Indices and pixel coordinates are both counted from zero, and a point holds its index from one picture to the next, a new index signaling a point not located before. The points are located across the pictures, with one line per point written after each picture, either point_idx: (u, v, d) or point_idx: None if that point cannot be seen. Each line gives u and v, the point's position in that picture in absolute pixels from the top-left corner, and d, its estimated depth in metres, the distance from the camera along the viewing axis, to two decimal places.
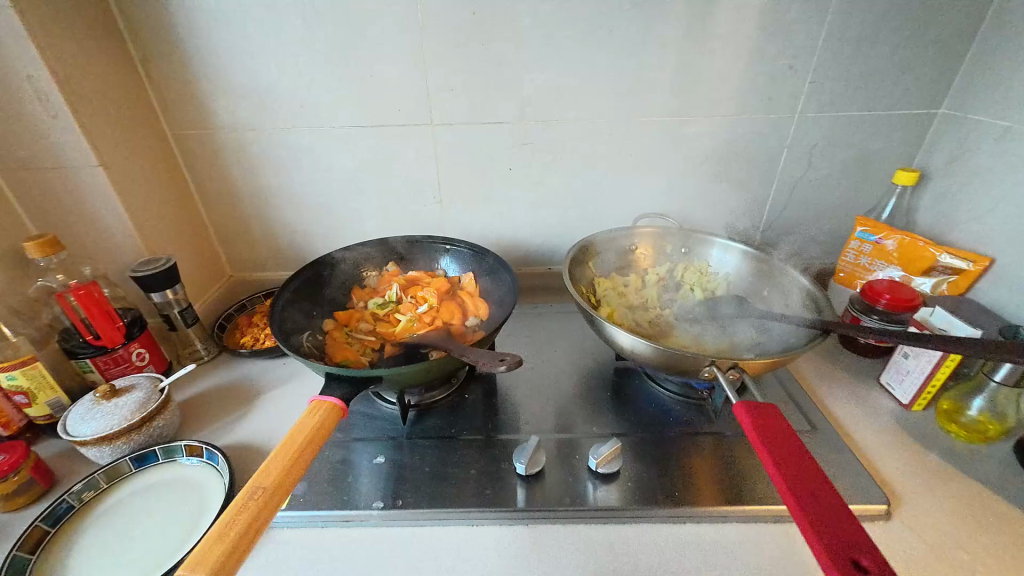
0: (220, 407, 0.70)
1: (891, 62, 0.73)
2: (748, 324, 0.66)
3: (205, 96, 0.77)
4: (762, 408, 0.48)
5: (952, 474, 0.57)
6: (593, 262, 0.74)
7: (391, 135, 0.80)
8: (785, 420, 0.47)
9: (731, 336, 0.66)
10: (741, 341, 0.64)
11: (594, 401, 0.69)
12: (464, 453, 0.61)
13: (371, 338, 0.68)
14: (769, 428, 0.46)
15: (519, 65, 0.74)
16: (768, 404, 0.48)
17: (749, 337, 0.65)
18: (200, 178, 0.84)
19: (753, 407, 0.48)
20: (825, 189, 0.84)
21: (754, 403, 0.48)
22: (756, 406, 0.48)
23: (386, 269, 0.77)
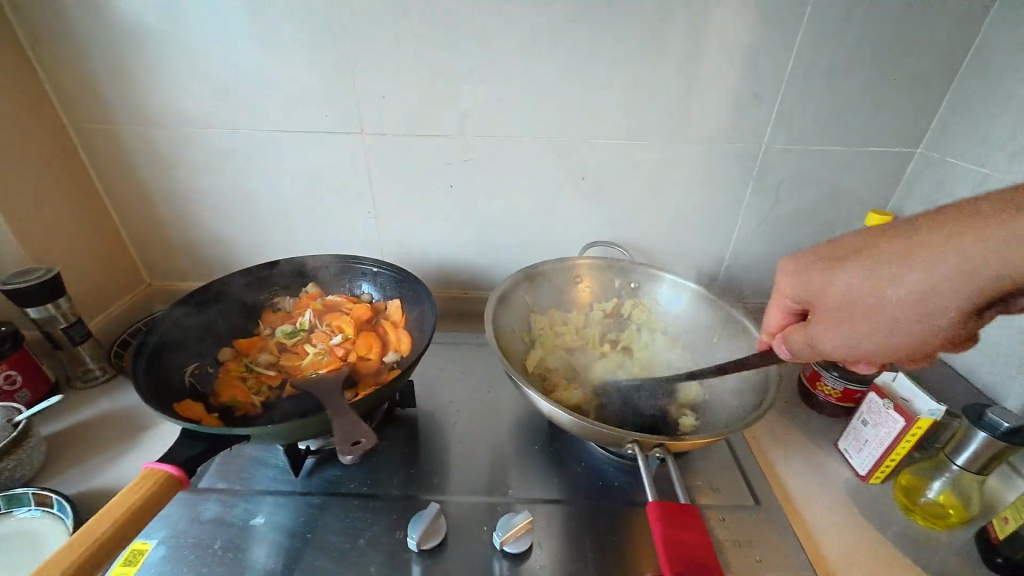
0: (98, 443, 0.61)
1: (866, 95, 0.67)
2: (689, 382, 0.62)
3: (107, 88, 0.69)
4: (681, 515, 0.41)
5: (909, 567, 0.50)
6: (531, 298, 0.68)
7: (320, 142, 0.72)
8: (703, 537, 0.40)
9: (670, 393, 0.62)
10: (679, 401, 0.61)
11: (522, 453, 0.62)
12: (357, 516, 0.52)
13: (269, 372, 0.60)
14: (676, 543, 0.39)
15: (459, 73, 0.67)
16: (690, 512, 0.42)
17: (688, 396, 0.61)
18: (106, 177, 0.76)
19: (668, 510, 0.41)
20: (794, 226, 0.78)
21: (675, 507, 0.42)
22: (675, 510, 0.41)
23: (304, 291, 0.69)
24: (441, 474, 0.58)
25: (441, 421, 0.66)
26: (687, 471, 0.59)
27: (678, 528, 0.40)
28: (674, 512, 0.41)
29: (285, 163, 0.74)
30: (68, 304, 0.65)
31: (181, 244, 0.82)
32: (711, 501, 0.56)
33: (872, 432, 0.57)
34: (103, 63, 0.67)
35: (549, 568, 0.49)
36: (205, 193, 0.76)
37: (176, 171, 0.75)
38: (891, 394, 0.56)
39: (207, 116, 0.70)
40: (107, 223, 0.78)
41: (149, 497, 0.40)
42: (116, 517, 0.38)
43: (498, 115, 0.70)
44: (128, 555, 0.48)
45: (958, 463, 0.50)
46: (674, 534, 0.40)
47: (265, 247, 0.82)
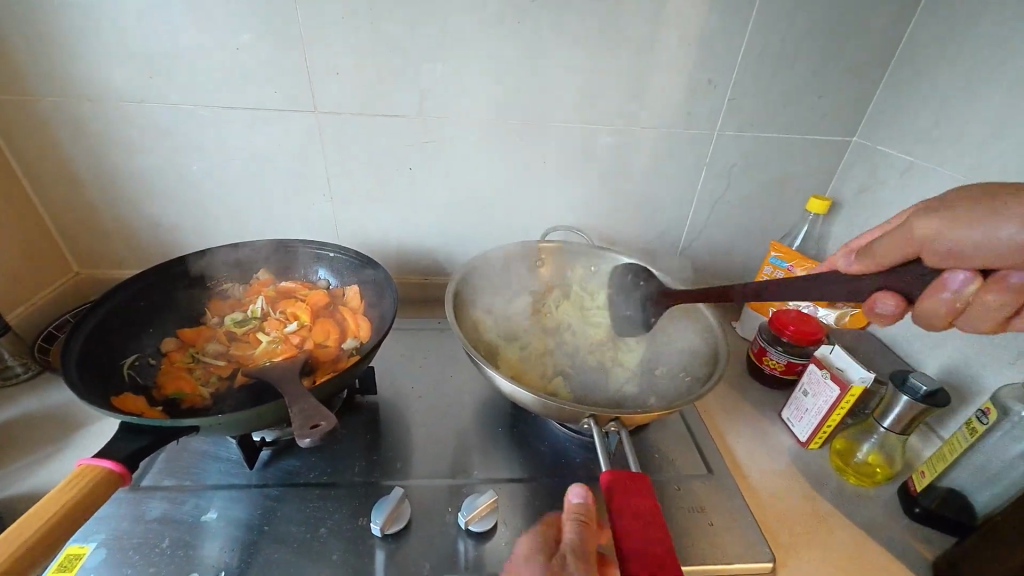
0: (23, 445, 0.56)
1: (808, 86, 0.71)
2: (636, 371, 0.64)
3: (16, 53, 0.61)
4: (633, 483, 0.43)
5: (843, 521, 0.55)
6: (493, 282, 0.68)
7: (269, 120, 0.68)
8: (653, 500, 0.42)
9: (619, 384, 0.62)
10: (628, 391, 0.62)
11: (487, 436, 0.62)
12: (317, 505, 0.51)
13: (218, 362, 0.57)
14: (629, 509, 0.41)
15: (417, 51, 0.65)
16: (641, 479, 0.43)
17: (635, 386, 0.62)
18: (22, 155, 0.68)
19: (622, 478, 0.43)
20: (744, 211, 0.81)
21: (627, 476, 0.43)
22: (628, 478, 0.43)
23: (255, 278, 0.66)
24: (404, 460, 0.58)
25: (403, 407, 0.65)
26: (645, 446, 0.61)
27: (631, 495, 0.42)
28: (627, 482, 0.43)
29: (231, 142, 0.69)
30: None
31: (113, 229, 0.75)
32: (668, 471, 0.58)
33: (811, 402, 0.62)
34: (10, 24, 0.60)
35: (514, 543, 0.50)
36: (140, 172, 0.71)
37: (104, 148, 0.68)
38: (829, 365, 0.60)
39: (139, 89, 0.65)
40: (25, 205, 0.70)
41: (86, 491, 0.37)
42: (51, 515, 0.35)
43: (456, 97, 0.69)
44: (61, 561, 0.44)
45: (884, 425, 0.56)
46: (627, 502, 0.41)
47: (209, 232, 0.77)
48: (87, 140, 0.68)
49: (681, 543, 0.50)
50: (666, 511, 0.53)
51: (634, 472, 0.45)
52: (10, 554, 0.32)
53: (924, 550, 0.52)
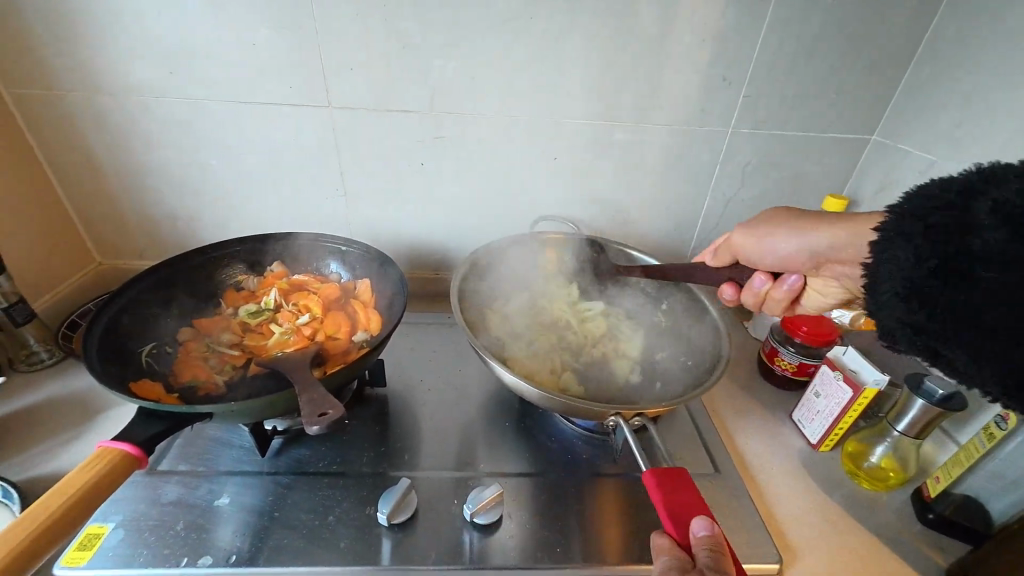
0: (48, 428, 0.58)
1: (826, 83, 0.69)
2: (638, 364, 0.64)
3: (43, 49, 0.63)
4: (674, 479, 0.42)
5: (852, 525, 0.54)
6: (501, 277, 0.69)
7: (283, 115, 0.69)
8: (699, 495, 0.41)
9: (621, 376, 0.63)
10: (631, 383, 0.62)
11: (494, 430, 0.63)
12: (326, 494, 0.52)
13: (232, 352, 0.59)
14: (679, 507, 0.40)
15: (429, 47, 0.65)
16: (680, 473, 0.43)
17: (638, 378, 0.63)
18: (49, 149, 0.70)
19: (662, 477, 0.43)
20: (758, 210, 0.80)
21: (667, 473, 0.43)
22: (668, 475, 0.43)
23: (269, 270, 0.67)
24: (412, 452, 0.58)
25: (411, 400, 0.66)
26: (652, 444, 0.61)
27: (677, 492, 0.41)
28: (669, 479, 0.43)
29: (248, 137, 0.71)
30: (8, 282, 0.61)
31: (134, 220, 0.77)
32: None
33: (823, 403, 0.61)
34: (39, 22, 0.61)
35: (519, 537, 0.50)
36: (160, 166, 0.72)
37: (126, 142, 0.70)
38: (841, 367, 0.59)
39: (159, 84, 0.66)
40: (51, 198, 0.73)
41: (114, 464, 0.39)
42: (80, 486, 0.37)
43: (468, 94, 0.69)
44: (83, 539, 0.46)
45: (898, 430, 0.54)
46: (675, 498, 0.41)
47: (225, 225, 0.78)
48: (109, 134, 0.70)
49: None
50: None
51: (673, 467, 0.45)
52: (42, 526, 0.34)
53: (938, 557, 0.51)
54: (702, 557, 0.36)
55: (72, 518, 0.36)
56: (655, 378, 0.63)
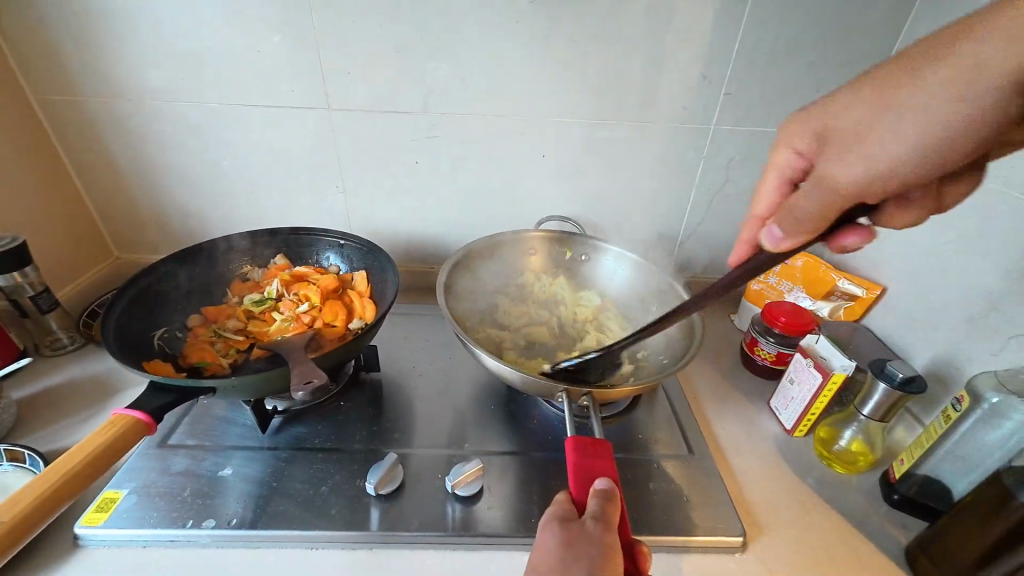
0: (70, 406, 0.64)
1: (804, 82, 0.72)
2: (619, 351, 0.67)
3: (69, 57, 0.68)
4: (592, 445, 0.46)
5: (820, 505, 0.56)
6: (489, 268, 0.72)
7: (286, 117, 0.74)
8: (612, 461, 0.45)
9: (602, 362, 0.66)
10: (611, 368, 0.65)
11: (480, 413, 0.66)
12: (320, 467, 0.56)
13: (237, 337, 0.63)
14: (587, 468, 0.44)
15: (422, 51, 0.69)
16: (601, 443, 0.46)
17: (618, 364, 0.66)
18: (73, 149, 0.76)
19: (584, 443, 0.46)
20: (742, 204, 0.83)
21: (589, 441, 0.46)
22: (589, 442, 0.46)
23: (272, 262, 0.71)
24: (403, 431, 0.62)
25: (405, 385, 0.70)
26: (630, 428, 0.64)
27: (590, 457, 0.45)
28: (588, 446, 0.46)
29: (254, 137, 0.75)
30: (35, 272, 0.66)
31: (149, 217, 0.82)
32: (650, 452, 0.61)
33: (796, 390, 0.63)
34: (65, 32, 0.67)
35: (498, 508, 0.53)
36: (173, 165, 0.77)
37: (142, 143, 0.75)
38: (813, 354, 0.61)
39: (173, 89, 0.71)
40: (74, 196, 0.78)
41: (125, 428, 0.43)
42: (97, 446, 0.42)
43: (459, 94, 0.72)
44: (100, 502, 0.50)
45: (864, 413, 0.57)
46: (587, 461, 0.45)
47: (233, 222, 0.83)
48: (127, 136, 0.75)
49: (657, 515, 0.53)
50: (645, 486, 0.57)
51: (597, 438, 0.48)
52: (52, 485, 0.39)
53: (900, 535, 0.53)
54: (594, 506, 0.40)
55: (85, 475, 0.40)
56: (634, 363, 0.66)
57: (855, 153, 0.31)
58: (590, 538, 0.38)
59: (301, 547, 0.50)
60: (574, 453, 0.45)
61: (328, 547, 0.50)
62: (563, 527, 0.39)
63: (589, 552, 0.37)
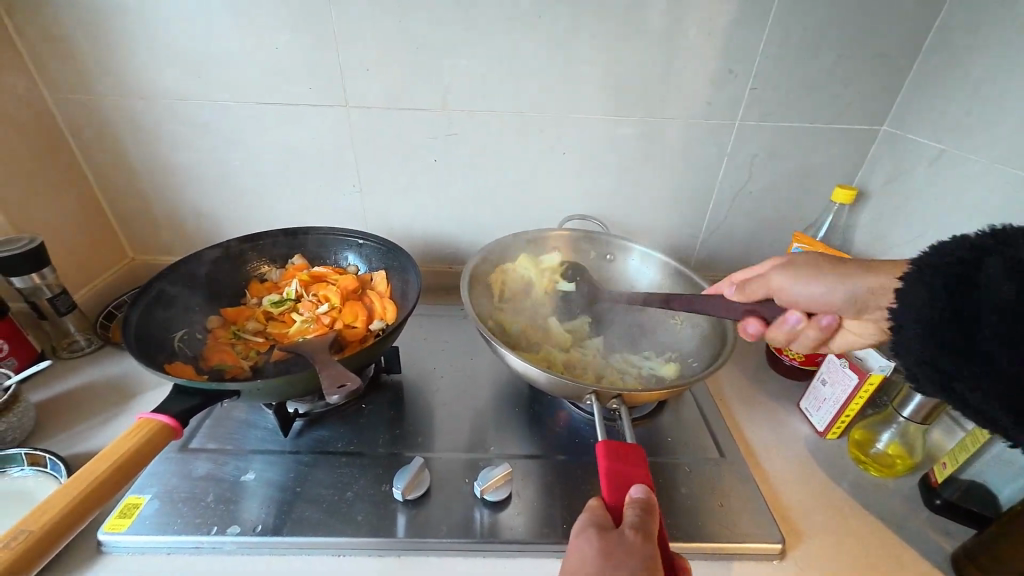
0: (89, 408, 0.63)
1: (832, 75, 0.70)
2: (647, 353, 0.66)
3: (85, 57, 0.68)
4: (624, 450, 0.43)
5: (858, 510, 0.55)
6: (510, 269, 0.70)
7: (303, 116, 0.73)
8: (645, 467, 0.43)
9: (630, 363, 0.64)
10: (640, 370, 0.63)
11: (503, 415, 0.65)
12: (343, 471, 0.55)
13: (258, 339, 0.62)
14: (619, 475, 0.42)
15: (440, 47, 0.68)
16: (633, 447, 0.44)
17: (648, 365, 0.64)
18: (90, 150, 0.75)
19: (614, 447, 0.44)
20: (766, 201, 0.81)
21: (620, 445, 0.44)
22: (619, 446, 0.44)
23: (291, 263, 0.70)
24: (425, 434, 0.61)
25: (425, 387, 0.69)
26: (658, 430, 0.63)
27: (622, 462, 0.42)
28: (619, 450, 0.43)
29: (269, 136, 0.74)
30: (53, 274, 0.65)
31: (164, 218, 0.82)
32: (679, 455, 0.60)
33: (829, 391, 0.62)
34: (80, 31, 0.66)
35: (527, 514, 0.52)
36: (189, 166, 0.77)
37: (158, 143, 0.75)
38: (848, 354, 0.60)
39: (187, 88, 0.70)
40: (91, 197, 0.78)
41: (148, 433, 0.42)
42: (123, 452, 0.40)
43: (477, 91, 0.71)
44: (123, 508, 0.49)
45: (904, 415, 0.55)
46: (620, 467, 0.42)
47: (247, 222, 0.82)
48: (142, 136, 0.74)
49: (690, 521, 0.52)
50: (676, 490, 0.55)
51: (629, 442, 0.45)
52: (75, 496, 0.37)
53: (944, 541, 0.51)
54: (631, 516, 0.38)
55: (109, 484, 0.39)
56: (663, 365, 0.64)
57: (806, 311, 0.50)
58: (631, 547, 0.36)
59: (328, 554, 0.48)
60: (606, 458, 0.43)
61: (354, 554, 0.49)
62: (599, 535, 0.38)
63: (630, 564, 0.35)
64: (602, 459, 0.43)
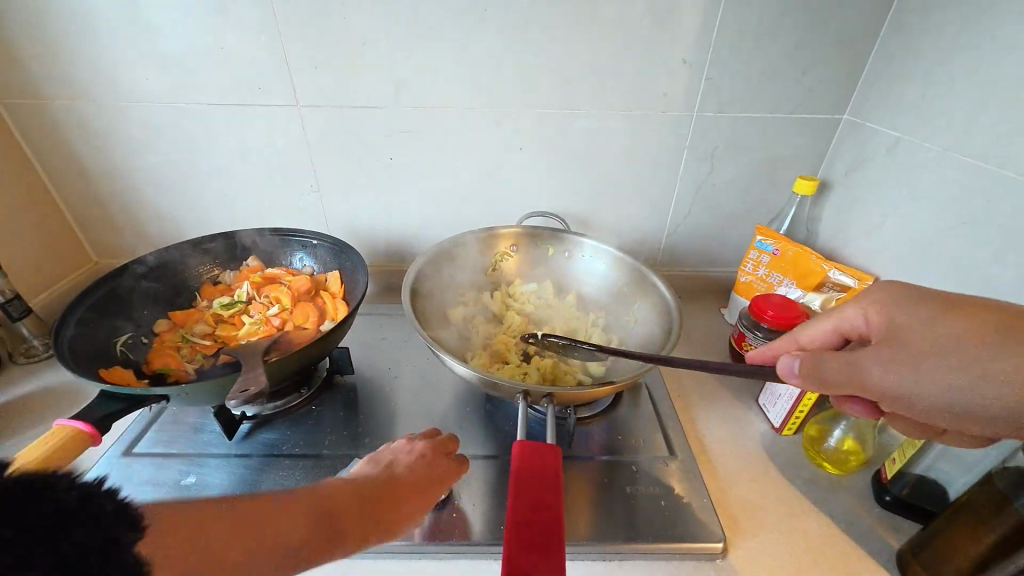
0: (40, 414, 0.63)
1: (789, 63, 0.68)
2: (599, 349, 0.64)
3: (33, 61, 0.67)
4: (539, 450, 0.41)
5: (808, 507, 0.54)
6: (464, 267, 0.69)
7: (256, 116, 0.72)
8: (560, 468, 0.40)
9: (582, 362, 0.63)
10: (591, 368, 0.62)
11: (456, 416, 0.64)
12: (286, 474, 0.55)
13: (205, 342, 0.62)
14: (532, 476, 0.39)
15: (388, 43, 0.67)
16: (551, 447, 0.41)
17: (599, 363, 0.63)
18: (44, 153, 0.75)
19: (532, 448, 0.41)
20: (730, 194, 0.79)
21: (536, 443, 0.41)
22: (536, 446, 0.41)
23: (245, 264, 0.70)
24: (374, 435, 0.60)
25: (380, 387, 0.68)
26: (611, 428, 0.62)
27: (536, 462, 0.40)
28: (534, 449, 0.41)
29: (224, 137, 0.74)
30: (5, 279, 0.66)
31: (124, 220, 0.81)
32: (631, 453, 0.59)
33: (784, 386, 0.61)
34: (25, 34, 0.65)
35: (467, 516, 0.51)
36: (146, 168, 0.76)
37: (112, 146, 0.74)
38: None
39: (138, 90, 0.70)
40: (48, 202, 0.78)
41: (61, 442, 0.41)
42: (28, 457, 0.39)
43: (430, 87, 0.70)
44: None
45: None
46: (532, 469, 0.40)
47: (208, 223, 0.82)
48: (96, 139, 0.74)
49: (633, 520, 0.51)
50: (623, 489, 0.54)
51: (549, 442, 0.43)
52: None
53: (893, 539, 0.50)
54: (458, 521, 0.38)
55: None
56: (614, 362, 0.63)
57: (904, 366, 0.37)
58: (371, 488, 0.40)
59: None
60: (519, 456, 0.40)
61: None
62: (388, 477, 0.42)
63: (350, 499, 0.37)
64: (515, 458, 0.41)
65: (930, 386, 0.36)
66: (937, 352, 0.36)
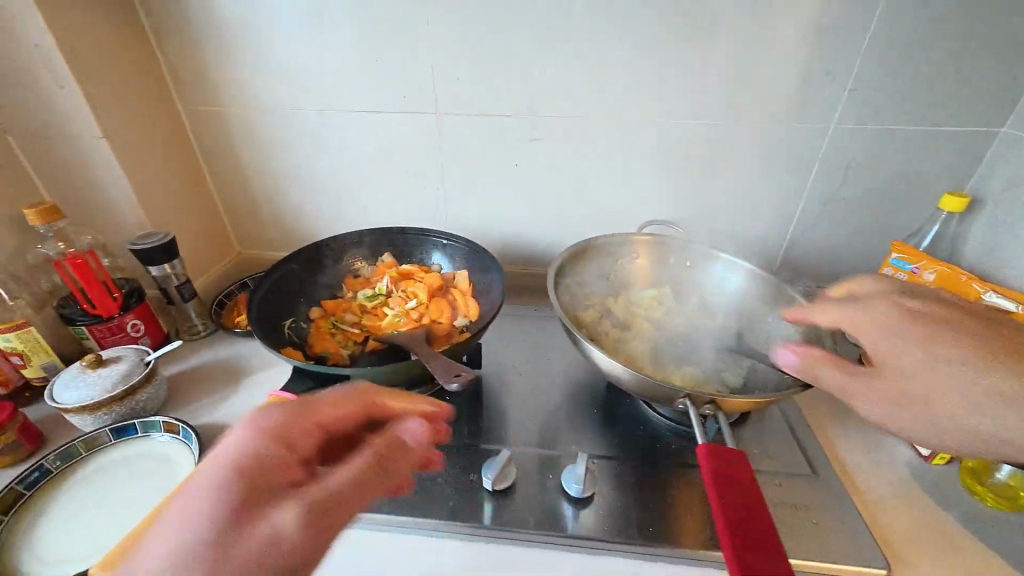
0: (208, 386, 0.70)
1: (945, 75, 0.65)
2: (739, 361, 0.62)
3: (213, 74, 0.76)
4: (727, 453, 0.42)
5: (972, 542, 0.51)
6: (591, 272, 0.72)
7: (396, 122, 0.77)
8: (752, 474, 0.40)
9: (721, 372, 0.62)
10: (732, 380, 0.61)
11: (579, 416, 0.66)
12: None
13: (355, 330, 0.67)
14: (728, 478, 0.40)
15: (528, 56, 0.70)
16: (737, 452, 0.42)
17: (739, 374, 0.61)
18: (209, 155, 0.84)
19: (719, 451, 0.42)
20: (861, 208, 0.76)
21: (722, 447, 0.42)
22: (723, 450, 0.42)
23: (380, 260, 0.75)
24: (506, 429, 0.63)
25: (504, 384, 0.71)
26: (742, 441, 0.61)
27: (728, 466, 0.41)
28: (721, 452, 0.42)
29: (364, 143, 0.80)
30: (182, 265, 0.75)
31: (268, 215, 0.90)
32: (766, 467, 0.58)
33: None
34: (210, 51, 0.74)
35: (608, 515, 0.53)
36: (293, 168, 0.84)
37: (267, 150, 0.82)
38: None
39: (296, 99, 0.77)
40: (208, 197, 0.87)
41: None
42: None
43: (563, 97, 0.73)
44: None
45: None
46: (727, 472, 0.40)
47: (339, 221, 0.89)
48: (254, 143, 0.82)
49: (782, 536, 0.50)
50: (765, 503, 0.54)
51: (729, 446, 0.44)
52: None
53: None
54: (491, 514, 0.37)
55: None
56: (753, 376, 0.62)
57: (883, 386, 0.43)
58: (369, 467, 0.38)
59: (422, 534, 0.52)
60: (708, 458, 0.41)
61: (447, 537, 0.52)
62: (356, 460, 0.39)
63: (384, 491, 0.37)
64: (705, 460, 0.42)
65: (928, 396, 0.40)
66: (909, 360, 0.42)
